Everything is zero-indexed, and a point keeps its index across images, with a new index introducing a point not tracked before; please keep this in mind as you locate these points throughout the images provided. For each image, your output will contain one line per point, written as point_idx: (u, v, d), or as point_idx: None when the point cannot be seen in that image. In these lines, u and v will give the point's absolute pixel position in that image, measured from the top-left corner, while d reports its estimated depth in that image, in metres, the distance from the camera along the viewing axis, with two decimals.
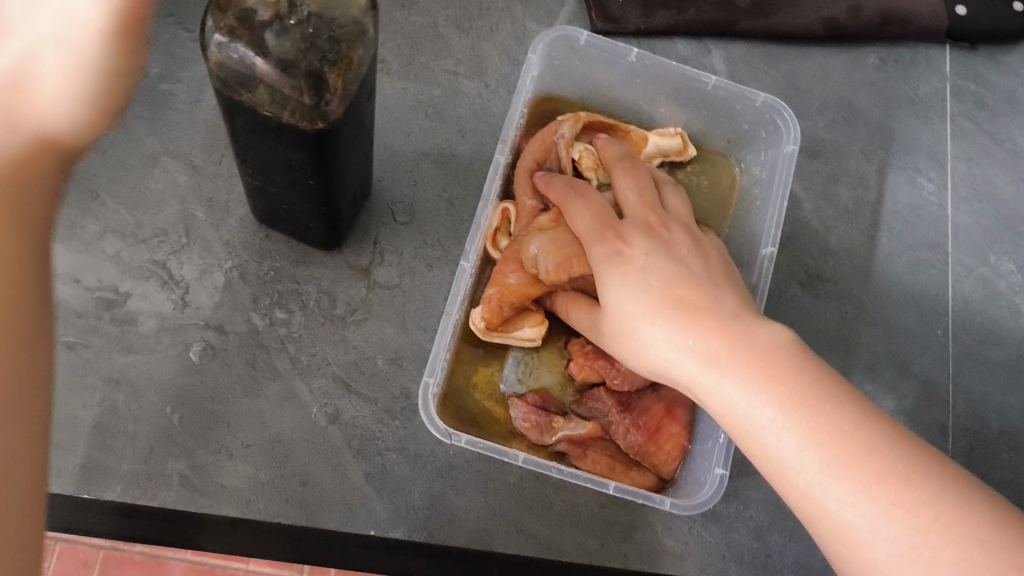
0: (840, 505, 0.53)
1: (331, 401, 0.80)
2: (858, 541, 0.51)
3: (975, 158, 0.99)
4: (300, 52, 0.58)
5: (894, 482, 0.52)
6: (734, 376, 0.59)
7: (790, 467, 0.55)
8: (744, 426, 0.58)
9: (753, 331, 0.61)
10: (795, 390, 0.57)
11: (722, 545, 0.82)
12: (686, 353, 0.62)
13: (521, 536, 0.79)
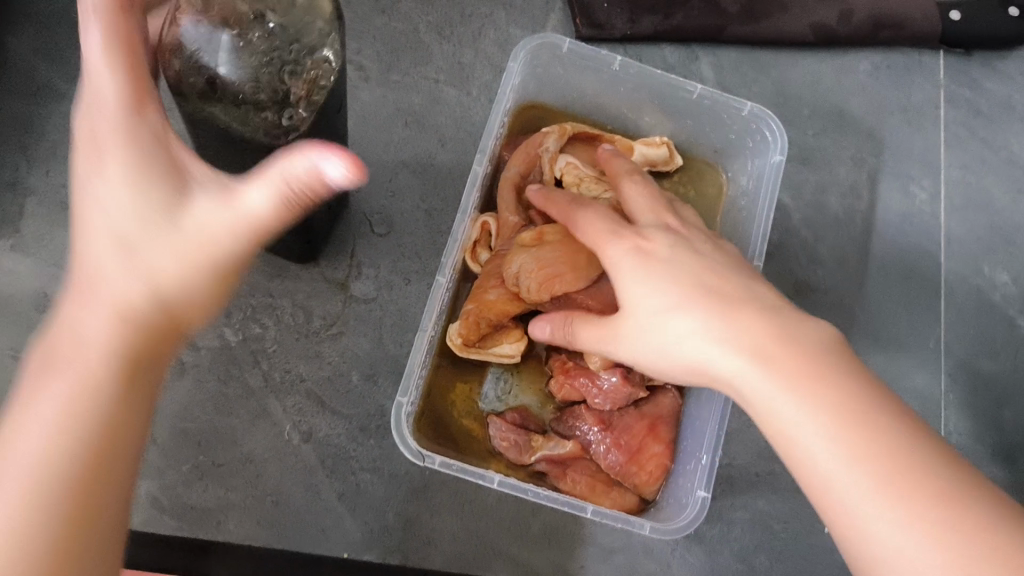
0: (865, 515, 0.50)
1: (305, 419, 0.78)
2: (883, 553, 0.49)
3: (969, 166, 0.97)
4: (263, 66, 0.55)
5: (926, 494, 0.49)
6: (762, 370, 0.56)
7: (817, 468, 0.53)
8: (780, 425, 0.55)
9: (787, 327, 0.58)
10: (831, 389, 0.54)
11: (706, 568, 0.80)
12: (711, 342, 0.59)
13: (497, 558, 0.78)
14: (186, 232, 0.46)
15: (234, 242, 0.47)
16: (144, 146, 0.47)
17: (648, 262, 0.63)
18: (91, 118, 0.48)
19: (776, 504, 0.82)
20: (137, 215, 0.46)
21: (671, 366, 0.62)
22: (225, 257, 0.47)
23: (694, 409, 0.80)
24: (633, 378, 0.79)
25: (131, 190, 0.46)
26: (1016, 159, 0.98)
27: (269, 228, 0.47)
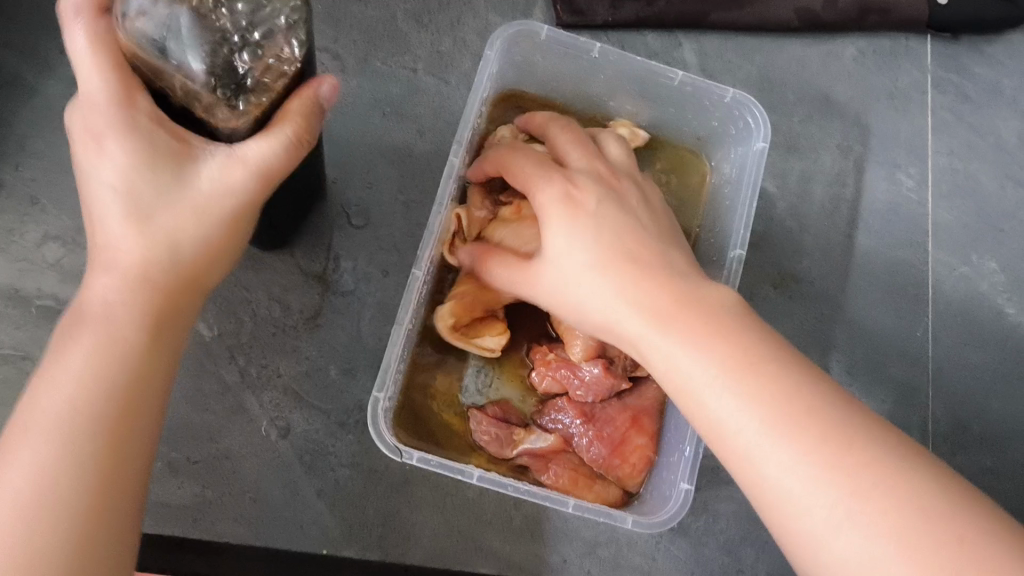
0: (790, 484, 0.51)
1: (282, 415, 0.77)
2: (803, 522, 0.50)
3: (956, 152, 0.95)
4: (220, 39, 0.51)
5: (844, 460, 0.50)
6: (676, 334, 0.57)
7: (737, 436, 0.53)
8: (682, 386, 0.57)
9: (696, 291, 0.59)
10: (739, 355, 0.55)
11: (691, 561, 0.79)
12: (626, 302, 0.59)
13: (478, 553, 0.76)
14: (194, 196, 0.53)
15: (236, 178, 0.53)
16: (140, 147, 0.51)
17: (572, 212, 0.62)
18: (88, 122, 0.52)
19: None
20: (153, 181, 0.52)
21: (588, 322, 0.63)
22: (227, 204, 0.54)
23: (677, 400, 0.79)
24: (615, 370, 0.78)
25: (142, 162, 0.52)
26: (1003, 145, 0.96)
27: (271, 166, 0.54)
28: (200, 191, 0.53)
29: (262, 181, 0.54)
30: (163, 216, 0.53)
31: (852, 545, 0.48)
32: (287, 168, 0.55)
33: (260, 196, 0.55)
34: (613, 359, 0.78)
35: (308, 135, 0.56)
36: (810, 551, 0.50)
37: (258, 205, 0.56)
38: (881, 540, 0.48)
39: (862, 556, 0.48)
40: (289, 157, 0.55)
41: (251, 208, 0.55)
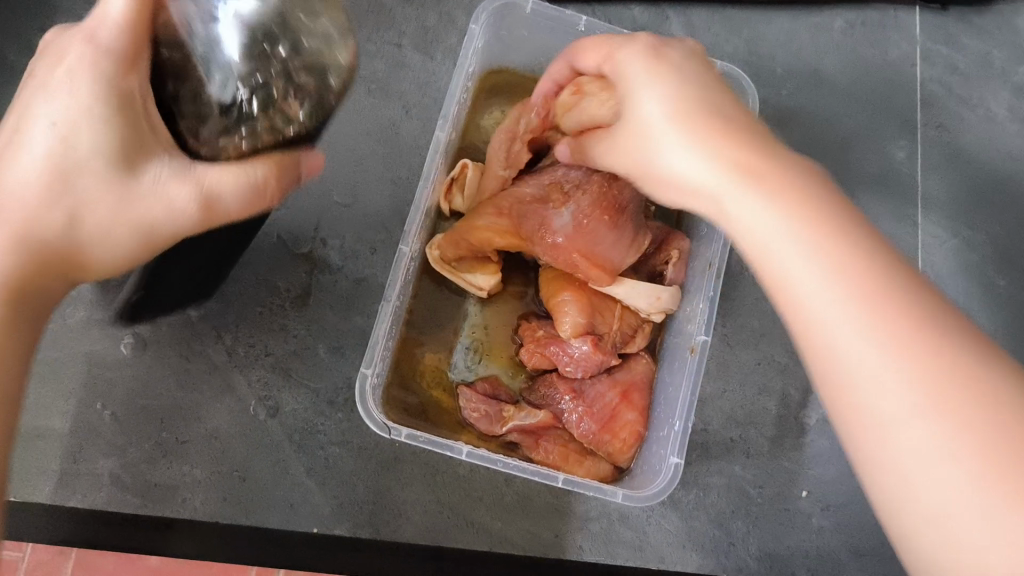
0: (869, 369, 0.44)
1: (271, 394, 0.77)
2: (876, 413, 0.44)
3: (946, 124, 0.94)
4: (260, 81, 0.45)
5: (936, 353, 0.43)
6: (763, 195, 0.49)
7: (812, 310, 0.46)
8: (776, 275, 0.48)
9: (776, 153, 0.51)
10: (822, 227, 0.47)
11: (682, 534, 0.79)
12: (698, 155, 0.51)
13: (470, 529, 0.77)
14: (124, 192, 0.50)
15: (169, 195, 0.50)
16: (100, 109, 0.48)
17: (658, 80, 0.55)
18: (69, 62, 0.49)
19: (752, 469, 0.81)
20: (90, 146, 0.49)
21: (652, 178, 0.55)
22: (150, 216, 0.51)
23: (668, 375, 0.79)
24: (605, 346, 0.77)
25: (90, 126, 0.49)
26: (995, 116, 0.95)
27: (204, 205, 0.50)
28: (133, 190, 0.50)
29: (193, 216, 0.51)
30: (85, 188, 0.50)
31: (929, 445, 0.42)
32: (220, 216, 0.52)
33: (184, 226, 0.52)
34: (602, 335, 0.77)
35: (260, 201, 0.52)
36: (880, 442, 0.44)
37: (178, 234, 0.53)
38: (955, 444, 0.42)
39: (933, 458, 0.42)
40: (219, 212, 0.51)
41: (165, 231, 0.52)
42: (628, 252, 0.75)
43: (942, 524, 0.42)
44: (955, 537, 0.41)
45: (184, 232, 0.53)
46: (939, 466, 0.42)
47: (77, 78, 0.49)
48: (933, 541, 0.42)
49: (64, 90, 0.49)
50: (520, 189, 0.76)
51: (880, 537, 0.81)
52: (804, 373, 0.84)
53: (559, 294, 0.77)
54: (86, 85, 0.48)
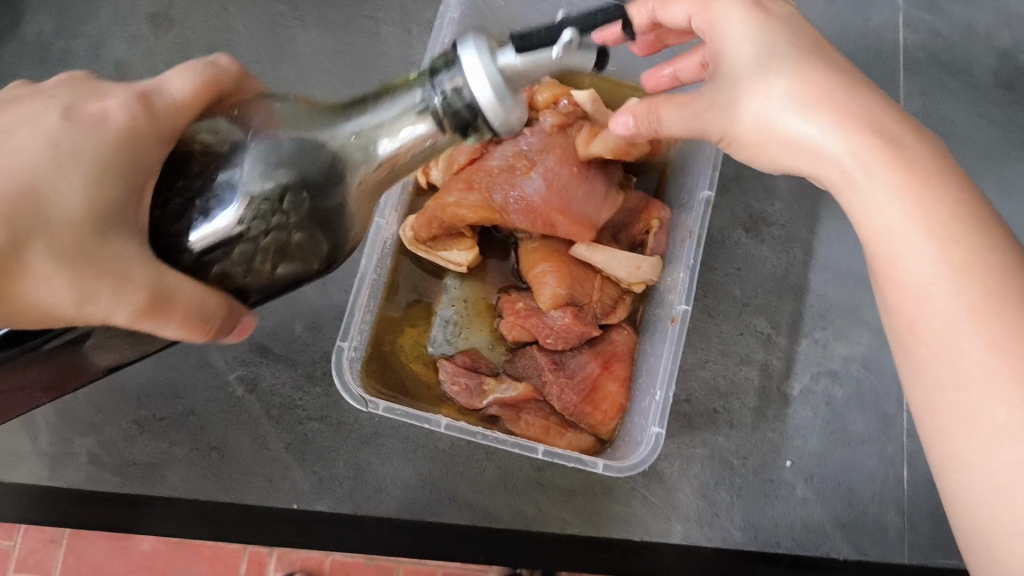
0: (949, 333, 0.48)
1: (249, 369, 0.77)
2: (944, 371, 0.48)
3: (929, 91, 0.94)
4: (261, 229, 0.47)
5: (1021, 326, 0.46)
6: (890, 173, 0.51)
7: (908, 274, 0.49)
8: (881, 245, 0.51)
9: (929, 142, 0.52)
10: (968, 203, 0.50)
11: (666, 506, 0.79)
12: (838, 133, 0.52)
13: (452, 504, 0.76)
14: (90, 241, 0.43)
15: (132, 264, 0.43)
16: (107, 159, 0.44)
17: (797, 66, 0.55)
18: (92, 112, 0.46)
19: (735, 440, 0.81)
20: (80, 187, 0.44)
21: (776, 146, 0.56)
22: (99, 275, 0.43)
23: (649, 346, 0.78)
24: (584, 317, 0.76)
25: (86, 168, 0.44)
26: (978, 83, 0.95)
27: (153, 297, 0.43)
28: (99, 245, 0.43)
29: (139, 299, 0.43)
30: (54, 213, 0.43)
31: (988, 404, 0.46)
32: (161, 316, 0.44)
33: (122, 306, 0.43)
34: (583, 306, 0.77)
35: (201, 323, 0.46)
36: (918, 387, 0.50)
37: (106, 313, 0.44)
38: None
39: (996, 418, 0.45)
40: (159, 313, 0.44)
41: (99, 301, 0.43)
42: (604, 207, 0.76)
43: (994, 478, 0.46)
44: (1003, 486, 0.45)
45: (117, 312, 0.44)
46: (1001, 426, 0.45)
47: (94, 127, 0.45)
48: (969, 485, 0.47)
49: (72, 129, 0.45)
50: (487, 161, 0.76)
51: (865, 507, 0.80)
52: (787, 343, 0.83)
53: (538, 265, 0.76)
54: (105, 133, 0.45)
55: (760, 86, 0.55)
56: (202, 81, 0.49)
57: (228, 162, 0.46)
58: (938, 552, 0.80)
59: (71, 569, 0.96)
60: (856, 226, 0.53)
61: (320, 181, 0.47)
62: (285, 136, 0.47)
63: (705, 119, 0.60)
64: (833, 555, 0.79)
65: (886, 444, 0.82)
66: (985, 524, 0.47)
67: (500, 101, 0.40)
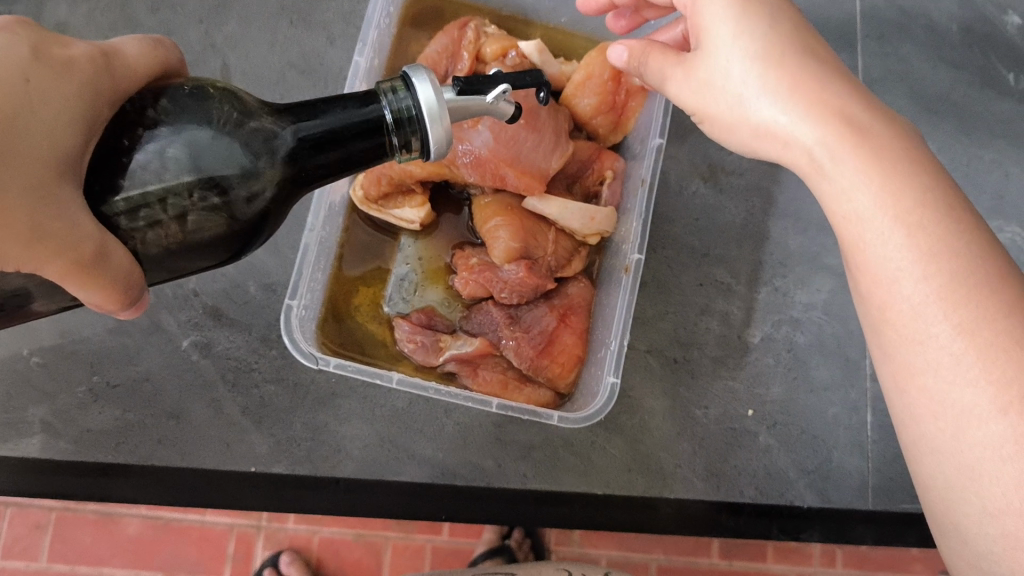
0: (919, 319, 0.47)
1: (202, 333, 0.76)
2: (914, 355, 0.47)
3: (888, 35, 0.91)
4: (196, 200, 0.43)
5: (990, 313, 0.45)
6: (858, 162, 0.49)
7: (875, 259, 0.49)
8: (853, 232, 0.50)
9: (897, 127, 0.51)
10: (933, 187, 0.49)
11: (628, 457, 0.79)
12: (807, 121, 0.50)
13: (411, 461, 0.76)
14: (57, 186, 0.39)
15: (81, 213, 0.40)
16: (80, 104, 0.41)
17: (777, 58, 0.52)
18: (59, 52, 0.42)
19: (697, 390, 0.80)
20: (51, 126, 0.40)
21: (747, 132, 0.54)
22: (54, 222, 0.39)
23: (606, 298, 0.78)
24: (538, 270, 0.76)
25: (63, 110, 0.40)
26: (939, 25, 0.92)
27: (95, 252, 0.41)
28: (58, 191, 0.39)
29: (82, 253, 0.40)
30: (22, 147, 0.39)
31: (956, 387, 0.45)
32: (94, 275, 0.41)
33: (60, 258, 0.40)
34: (537, 259, 0.76)
35: (118, 292, 0.43)
36: (888, 370, 0.50)
37: (40, 262, 0.40)
38: (992, 393, 0.44)
39: (962, 401, 0.45)
40: (93, 272, 0.41)
41: (42, 248, 0.39)
42: (553, 156, 0.75)
43: (963, 459, 0.46)
44: (970, 466, 0.45)
45: (48, 264, 0.40)
46: (967, 408, 0.45)
47: (62, 67, 0.41)
48: (938, 464, 0.47)
49: (39, 65, 0.41)
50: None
51: (828, 453, 0.80)
52: (748, 292, 0.83)
53: (491, 220, 0.75)
54: (77, 76, 0.41)
55: (729, 71, 0.53)
56: (154, 53, 0.47)
57: (147, 140, 0.42)
58: (899, 496, 0.81)
59: (57, 556, 0.96)
60: (826, 212, 0.52)
61: (251, 172, 0.44)
62: (215, 119, 0.44)
63: (677, 90, 0.58)
64: (796, 503, 0.80)
65: (849, 390, 0.82)
66: (952, 502, 0.47)
67: (437, 122, 0.46)
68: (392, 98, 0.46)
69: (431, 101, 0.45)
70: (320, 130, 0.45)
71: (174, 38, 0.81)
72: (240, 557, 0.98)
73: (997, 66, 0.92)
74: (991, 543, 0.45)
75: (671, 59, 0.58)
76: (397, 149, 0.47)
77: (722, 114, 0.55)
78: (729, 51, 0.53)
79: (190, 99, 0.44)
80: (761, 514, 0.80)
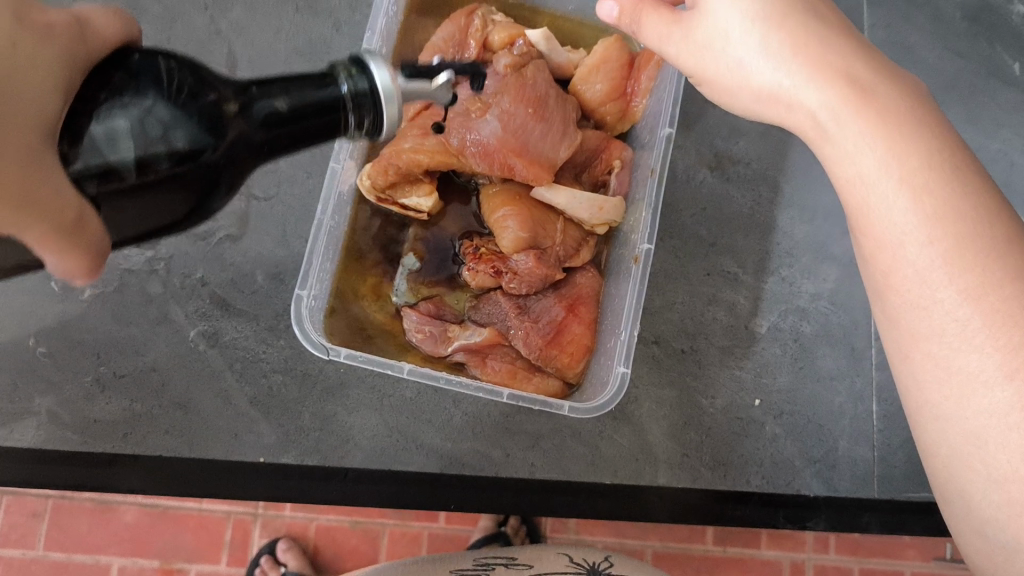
0: (924, 283, 0.47)
1: (210, 322, 0.77)
2: (919, 321, 0.48)
3: (893, 24, 0.91)
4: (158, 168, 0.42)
5: (995, 278, 0.46)
6: (863, 125, 0.49)
7: (882, 223, 0.49)
8: (855, 194, 0.50)
9: (902, 85, 0.50)
10: (938, 148, 0.49)
11: (634, 446, 0.79)
12: (811, 83, 0.50)
13: (419, 451, 0.76)
14: (43, 153, 0.37)
15: (60, 177, 0.37)
16: (59, 77, 0.38)
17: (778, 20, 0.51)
18: (38, 15, 0.38)
19: (704, 379, 0.81)
20: (37, 100, 0.36)
21: (748, 96, 0.54)
22: (45, 190, 0.36)
23: (614, 287, 0.78)
24: (548, 259, 0.75)
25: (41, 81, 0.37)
26: (944, 14, 0.92)
27: (75, 219, 0.38)
28: (46, 159, 0.37)
29: (65, 218, 0.37)
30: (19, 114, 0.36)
31: (960, 353, 0.46)
32: (71, 242, 0.38)
33: (44, 225, 0.37)
34: (546, 249, 0.75)
35: (85, 260, 0.40)
36: (891, 335, 0.51)
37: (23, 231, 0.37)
38: (999, 359, 0.45)
39: (968, 368, 0.46)
40: (68, 241, 0.38)
41: (32, 216, 0.36)
42: (561, 146, 0.75)
43: (967, 427, 0.46)
44: (976, 434, 0.46)
45: (29, 231, 0.37)
46: (973, 373, 0.46)
47: (46, 34, 0.38)
48: (940, 429, 0.48)
49: (26, 31, 0.37)
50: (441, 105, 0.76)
51: (834, 442, 0.81)
52: (753, 281, 0.83)
53: (499, 210, 0.75)
54: (60, 46, 0.38)
55: (729, 35, 0.52)
56: (119, 20, 0.43)
57: (101, 111, 0.40)
58: (905, 485, 0.81)
59: (54, 543, 0.95)
60: (827, 171, 0.53)
61: (208, 147, 0.43)
62: (177, 93, 0.42)
63: (675, 51, 0.56)
64: (802, 491, 0.80)
65: (855, 378, 0.82)
66: (957, 467, 0.48)
67: (392, 102, 0.46)
68: (348, 78, 0.46)
69: (389, 83, 0.46)
70: (277, 108, 0.45)
71: (179, 25, 0.81)
72: (237, 545, 0.98)
73: (1002, 55, 0.91)
74: (998, 510, 0.46)
75: (665, 17, 0.56)
76: (349, 128, 0.47)
77: (721, 82, 0.55)
78: (722, 13, 0.52)
79: (152, 70, 0.42)
80: (767, 503, 0.80)
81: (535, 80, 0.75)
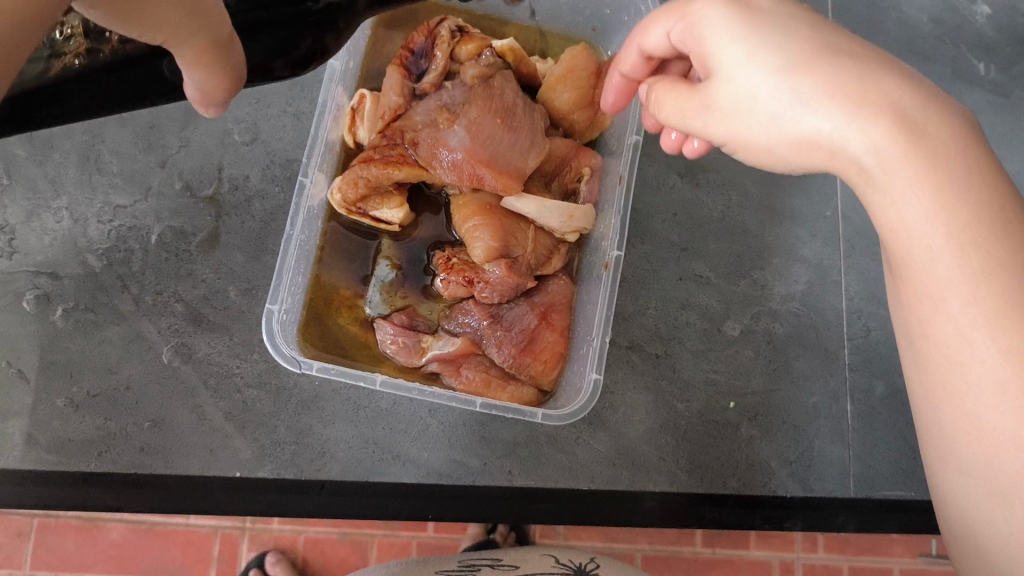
0: (962, 341, 0.42)
1: (182, 339, 0.77)
2: (953, 375, 0.42)
3: (860, 28, 0.92)
4: None
5: None
6: (912, 170, 0.42)
7: (922, 272, 0.43)
8: (895, 237, 0.44)
9: (957, 124, 0.43)
10: (992, 196, 0.41)
11: (612, 452, 0.79)
12: (855, 123, 0.42)
13: (395, 462, 0.77)
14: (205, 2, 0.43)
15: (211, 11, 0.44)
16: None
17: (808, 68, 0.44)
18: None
19: (678, 384, 0.81)
20: None
21: (785, 152, 0.46)
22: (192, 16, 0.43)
23: (586, 295, 0.78)
24: (519, 268, 0.75)
25: None
26: (909, 18, 0.92)
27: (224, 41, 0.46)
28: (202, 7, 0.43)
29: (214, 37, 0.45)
30: None
31: (995, 413, 0.41)
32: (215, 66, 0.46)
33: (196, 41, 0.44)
34: (517, 257, 0.76)
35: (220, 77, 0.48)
36: (920, 378, 0.46)
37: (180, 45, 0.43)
38: None
39: (1003, 428, 0.41)
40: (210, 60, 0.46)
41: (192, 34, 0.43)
42: (529, 155, 0.76)
43: (993, 484, 0.42)
44: (1001, 493, 0.42)
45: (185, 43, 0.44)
46: (1009, 437, 0.40)
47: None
48: (964, 481, 0.44)
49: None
50: (411, 118, 0.77)
51: (809, 442, 0.81)
52: (724, 286, 0.83)
53: (469, 221, 0.75)
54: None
55: (756, 92, 0.45)
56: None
57: None
58: (880, 484, 0.81)
59: (40, 563, 0.94)
60: (875, 222, 0.45)
61: None
62: None
63: (699, 122, 0.49)
64: (778, 492, 0.80)
65: (828, 379, 0.82)
66: (977, 519, 0.44)
67: None
68: None
69: None
70: None
71: None
72: (225, 560, 0.97)
73: (967, 56, 0.92)
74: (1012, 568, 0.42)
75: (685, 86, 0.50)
76: None
77: (754, 140, 0.47)
78: (746, 73, 0.45)
79: None
80: (744, 505, 0.81)
81: (501, 94, 0.76)
